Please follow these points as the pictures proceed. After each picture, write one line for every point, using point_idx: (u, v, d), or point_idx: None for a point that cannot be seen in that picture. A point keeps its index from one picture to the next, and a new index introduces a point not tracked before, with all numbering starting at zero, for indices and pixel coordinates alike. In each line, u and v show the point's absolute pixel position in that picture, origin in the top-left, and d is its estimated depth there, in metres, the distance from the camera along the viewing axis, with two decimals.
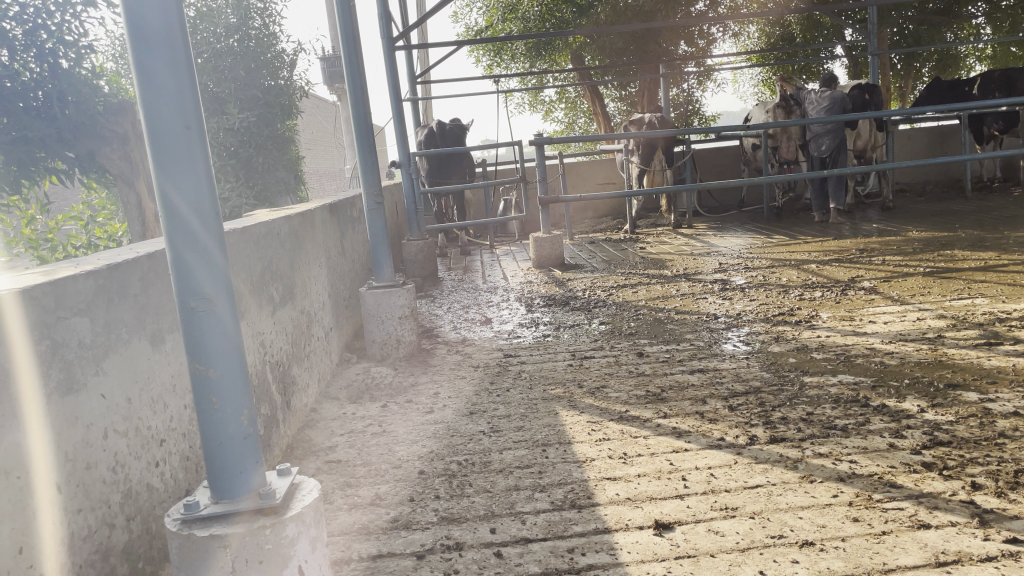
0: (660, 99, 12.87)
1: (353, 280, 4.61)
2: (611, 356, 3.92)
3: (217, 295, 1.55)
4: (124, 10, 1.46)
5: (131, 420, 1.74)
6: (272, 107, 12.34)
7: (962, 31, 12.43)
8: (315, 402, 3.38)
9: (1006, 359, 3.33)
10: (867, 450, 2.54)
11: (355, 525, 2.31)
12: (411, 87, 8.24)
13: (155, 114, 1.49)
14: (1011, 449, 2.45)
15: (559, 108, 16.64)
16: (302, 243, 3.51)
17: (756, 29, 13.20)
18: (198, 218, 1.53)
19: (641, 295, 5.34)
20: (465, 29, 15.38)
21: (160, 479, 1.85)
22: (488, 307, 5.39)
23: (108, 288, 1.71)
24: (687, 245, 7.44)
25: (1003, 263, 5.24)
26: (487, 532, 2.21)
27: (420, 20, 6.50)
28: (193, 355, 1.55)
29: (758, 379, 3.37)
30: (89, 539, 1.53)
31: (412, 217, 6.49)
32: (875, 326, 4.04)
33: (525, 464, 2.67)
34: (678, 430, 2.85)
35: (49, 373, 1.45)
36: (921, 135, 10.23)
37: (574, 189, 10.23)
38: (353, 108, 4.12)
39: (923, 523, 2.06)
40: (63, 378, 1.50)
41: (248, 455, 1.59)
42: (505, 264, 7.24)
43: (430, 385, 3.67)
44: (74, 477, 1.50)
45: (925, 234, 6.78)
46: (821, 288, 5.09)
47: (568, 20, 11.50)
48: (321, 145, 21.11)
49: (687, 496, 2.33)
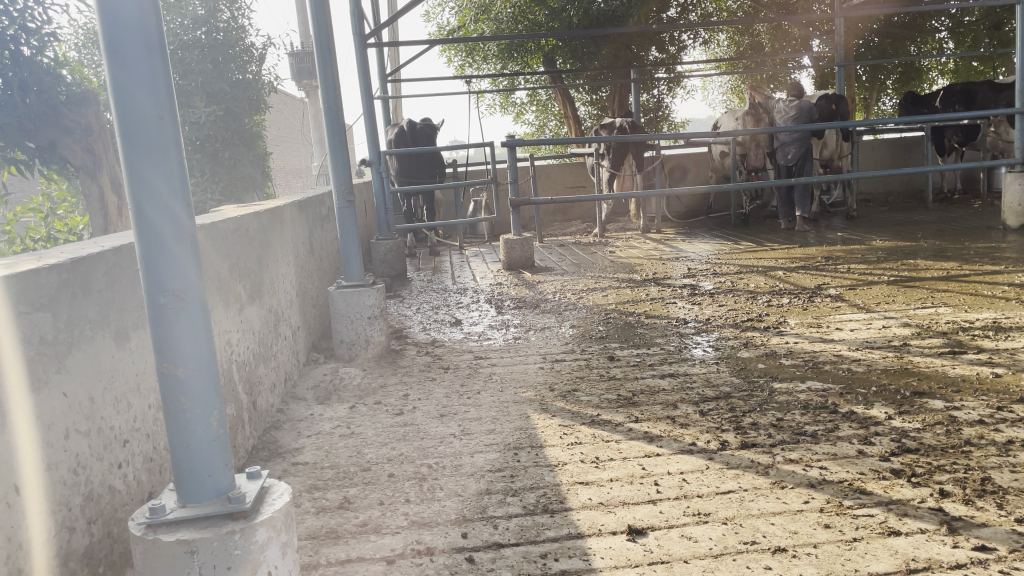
0: (630, 104, 12.92)
1: (321, 279, 4.54)
2: (582, 359, 3.91)
3: (188, 292, 1.50)
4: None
5: (93, 420, 1.68)
6: (239, 102, 12.12)
7: (925, 45, 12.72)
8: (281, 403, 3.32)
9: (970, 367, 3.38)
10: (836, 456, 2.56)
11: (323, 529, 2.27)
12: (381, 85, 8.18)
13: (126, 103, 1.43)
14: (977, 457, 2.48)
15: (530, 110, 16.66)
16: (270, 241, 3.45)
17: (726, 37, 13.34)
18: (169, 211, 1.48)
19: (611, 299, 5.35)
20: (437, 29, 15.32)
21: (123, 481, 1.79)
22: (457, 308, 5.36)
23: (72, 282, 1.65)
24: (656, 250, 7.48)
25: (965, 273, 5.35)
26: (458, 537, 2.18)
27: (392, 18, 6.44)
28: (162, 354, 1.50)
29: (728, 384, 3.38)
30: (48, 544, 1.46)
31: (382, 216, 6.42)
32: (842, 334, 4.08)
33: (497, 467, 2.64)
34: (650, 435, 2.85)
35: (9, 370, 1.39)
36: (885, 146, 10.41)
37: (544, 192, 10.23)
38: (325, 105, 4.07)
39: (893, 529, 2.07)
40: (24, 377, 1.43)
41: (217, 457, 1.54)
42: (474, 266, 7.21)
43: (399, 387, 3.63)
44: (34, 481, 1.43)
45: (888, 243, 6.89)
46: (788, 294, 5.14)
47: (540, 22, 11.50)
48: (289, 143, 20.87)
49: (660, 502, 2.32)
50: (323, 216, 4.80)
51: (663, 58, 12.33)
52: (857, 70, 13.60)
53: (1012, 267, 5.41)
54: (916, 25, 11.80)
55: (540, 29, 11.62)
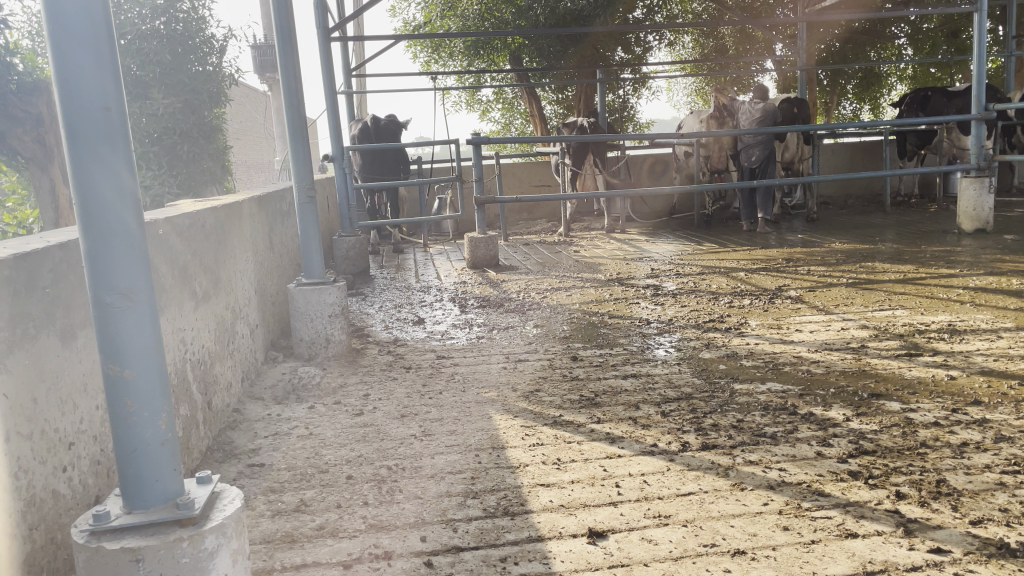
0: (595, 103, 12.95)
1: (281, 276, 4.47)
2: (545, 359, 3.89)
3: (135, 291, 1.45)
4: None
5: (36, 421, 1.61)
6: (200, 94, 11.47)
7: (885, 51, 12.99)
8: (238, 402, 3.25)
9: (926, 369, 3.44)
10: (795, 458, 2.57)
11: (278, 532, 2.22)
12: (345, 80, 8.09)
13: (70, 93, 1.38)
14: (932, 459, 2.52)
15: (496, 108, 16.66)
16: (227, 236, 3.37)
17: (691, 38, 13.41)
18: (116, 207, 1.42)
19: (575, 298, 5.35)
20: (403, 23, 15.21)
21: (67, 485, 1.73)
22: (420, 307, 5.31)
23: (14, 280, 1.58)
24: (620, 250, 7.49)
25: (921, 276, 5.44)
26: (417, 540, 2.15)
27: (357, 13, 6.36)
28: (107, 354, 1.44)
29: (689, 385, 3.39)
30: None
31: (345, 212, 6.34)
32: (802, 335, 4.12)
33: (458, 469, 2.61)
34: (612, 436, 2.84)
35: None
36: (845, 150, 10.58)
37: (509, 190, 10.22)
38: (286, 98, 3.99)
39: (851, 532, 2.09)
40: None
41: (165, 463, 1.49)
42: (438, 264, 7.16)
43: (360, 387, 3.58)
44: None
45: (848, 246, 6.99)
46: (749, 296, 5.18)
47: (507, 19, 11.49)
48: (251, 136, 20.54)
49: (621, 504, 2.31)
50: (283, 212, 4.72)
51: (629, 58, 12.41)
52: (819, 74, 13.83)
53: (967, 270, 5.53)
54: (876, 31, 12.02)
55: (507, 27, 11.57)
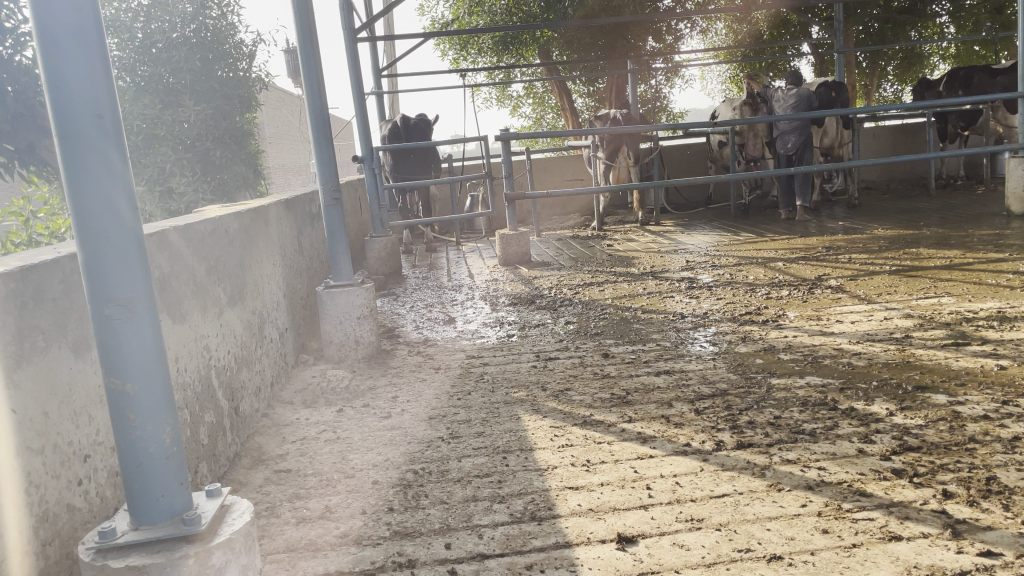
0: (627, 94, 12.81)
1: (310, 279, 4.46)
2: (576, 357, 3.81)
3: (135, 301, 1.48)
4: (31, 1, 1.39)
5: (48, 436, 1.59)
6: (230, 100, 11.56)
7: (926, 29, 12.65)
8: (268, 407, 3.25)
9: (973, 360, 3.29)
10: (835, 456, 2.47)
11: (303, 541, 2.18)
12: (375, 80, 8.10)
13: (63, 103, 1.41)
14: (982, 454, 2.39)
15: (527, 103, 16.63)
16: (254, 241, 3.36)
17: (723, 25, 13.20)
18: (113, 215, 1.46)
19: (608, 293, 5.26)
20: (431, 22, 15.26)
21: (83, 499, 1.71)
22: (452, 306, 5.27)
23: (22, 292, 1.56)
24: (654, 242, 7.36)
25: (968, 262, 5.24)
26: (441, 547, 2.10)
27: (382, 12, 6.34)
28: (109, 369, 1.48)
29: (725, 381, 3.29)
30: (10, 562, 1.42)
31: (375, 213, 6.35)
32: (842, 326, 3.99)
33: (484, 472, 2.56)
34: (643, 435, 2.76)
35: None
36: (887, 133, 10.30)
37: (542, 186, 10.15)
38: (309, 99, 3.96)
39: (894, 534, 1.98)
40: None
41: (171, 477, 1.53)
42: (471, 261, 7.11)
43: (389, 389, 3.54)
44: None
45: (891, 232, 6.78)
46: (788, 286, 5.03)
47: (535, 14, 11.49)
48: (285, 141, 20.78)
49: (652, 507, 2.23)
50: (312, 214, 4.74)
51: (660, 47, 12.26)
52: (858, 56, 13.49)
53: (1017, 254, 5.31)
54: (916, 10, 11.70)
55: (534, 21, 11.56)
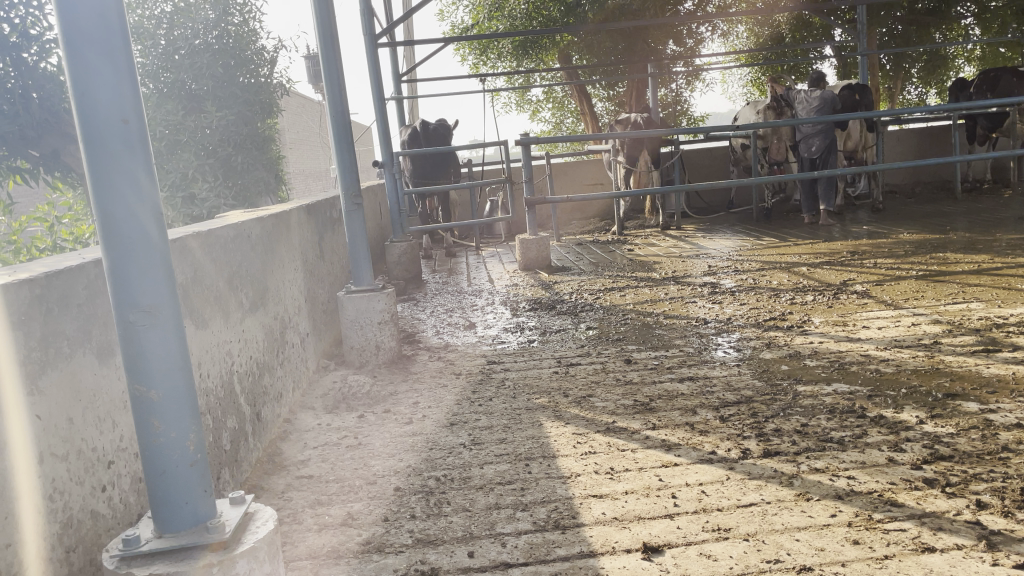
0: (647, 98, 12.78)
1: (331, 285, 4.46)
2: (598, 363, 3.79)
3: (159, 308, 1.48)
4: (56, 9, 1.39)
5: (72, 442, 1.59)
6: (252, 106, 11.62)
7: (951, 31, 12.52)
8: (289, 412, 3.25)
9: (1004, 366, 3.22)
10: (865, 465, 2.42)
11: (325, 547, 2.17)
12: (395, 85, 8.12)
13: (88, 109, 1.40)
14: (1016, 464, 2.34)
15: (546, 107, 16.64)
16: (275, 246, 3.37)
17: (745, 28, 13.14)
18: (137, 222, 1.45)
19: (629, 299, 5.23)
20: (451, 28, 15.30)
21: (107, 505, 1.70)
22: (472, 311, 5.25)
23: (46, 298, 1.56)
24: (676, 247, 7.31)
25: (996, 266, 5.15)
26: (465, 556, 2.08)
27: (403, 17, 6.34)
28: (133, 376, 1.48)
29: (750, 388, 3.24)
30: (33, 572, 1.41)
31: (395, 218, 6.35)
32: (869, 332, 3.93)
33: (507, 480, 2.53)
34: (668, 443, 2.73)
35: (4, 393, 1.38)
36: (911, 136, 10.19)
37: (561, 190, 10.14)
38: (331, 105, 3.97)
39: (928, 546, 1.93)
40: (11, 398, 1.40)
41: (195, 484, 1.52)
42: (491, 267, 7.10)
43: (410, 394, 3.52)
44: (16, 508, 1.38)
45: (916, 236, 6.69)
46: (812, 291, 4.97)
47: (555, 18, 11.49)
48: (305, 146, 20.91)
49: (678, 516, 2.20)
50: (332, 219, 4.73)
51: (681, 51, 12.22)
52: (881, 59, 13.37)
53: None
54: (940, 12, 11.58)
55: (554, 25, 11.57)
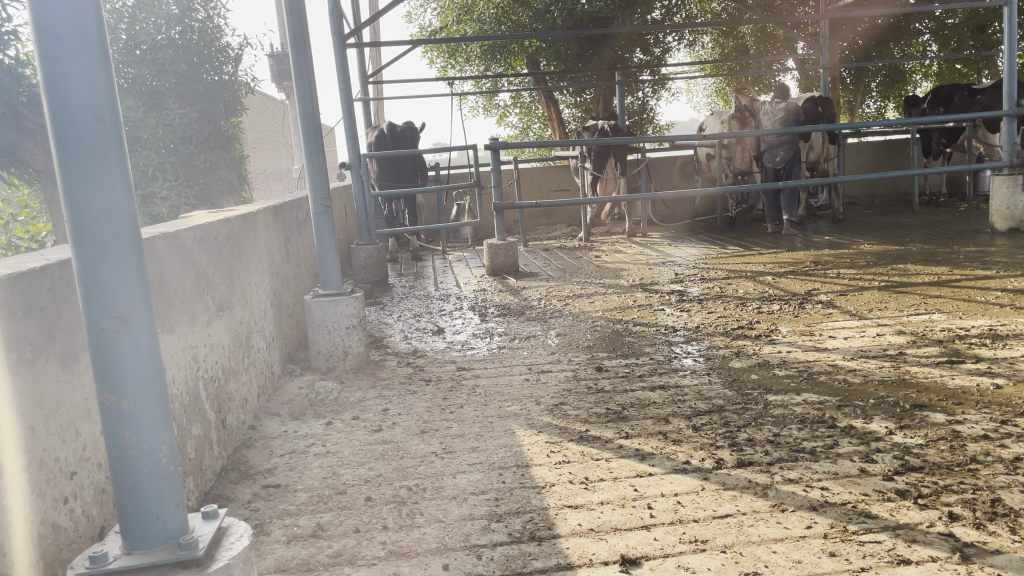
0: (614, 105, 12.85)
1: (297, 287, 4.37)
2: (569, 370, 3.76)
3: (132, 314, 1.42)
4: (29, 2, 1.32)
5: (34, 452, 1.51)
6: (216, 103, 11.41)
7: (909, 48, 12.83)
8: (254, 418, 3.16)
9: (969, 378, 3.27)
10: (837, 475, 2.43)
11: (293, 560, 2.11)
12: (362, 86, 8.04)
13: (60, 104, 1.34)
14: (985, 475, 2.37)
15: (513, 113, 16.66)
16: (242, 248, 3.28)
17: (710, 39, 13.29)
18: (111, 223, 1.39)
19: (598, 305, 5.23)
20: (419, 30, 15.24)
21: (69, 518, 1.63)
22: (440, 316, 5.21)
23: (9, 302, 1.49)
24: (642, 254, 7.35)
25: (957, 278, 5.25)
26: (439, 569, 2.03)
27: (372, 18, 6.27)
28: (103, 386, 1.41)
29: (721, 397, 3.25)
30: None
31: (362, 220, 6.26)
32: (836, 342, 3.96)
33: (480, 490, 2.49)
34: (642, 452, 2.71)
35: None
36: (870, 149, 10.39)
37: (529, 196, 10.14)
38: (300, 105, 3.89)
39: (903, 558, 1.94)
40: None
41: (167, 498, 1.47)
42: (458, 271, 7.05)
43: (379, 401, 3.46)
44: None
45: (877, 247, 6.80)
46: (779, 301, 5.01)
47: (523, 22, 11.52)
48: (268, 144, 20.62)
49: (654, 528, 2.18)
50: (300, 221, 4.65)
51: (648, 59, 12.33)
52: (843, 73, 13.62)
53: (1004, 272, 5.33)
54: (900, 28, 11.85)
55: (523, 30, 11.61)
